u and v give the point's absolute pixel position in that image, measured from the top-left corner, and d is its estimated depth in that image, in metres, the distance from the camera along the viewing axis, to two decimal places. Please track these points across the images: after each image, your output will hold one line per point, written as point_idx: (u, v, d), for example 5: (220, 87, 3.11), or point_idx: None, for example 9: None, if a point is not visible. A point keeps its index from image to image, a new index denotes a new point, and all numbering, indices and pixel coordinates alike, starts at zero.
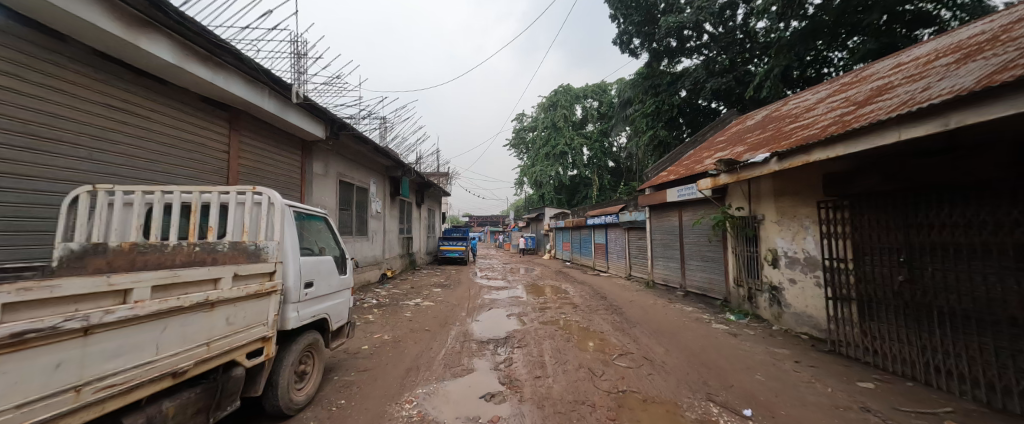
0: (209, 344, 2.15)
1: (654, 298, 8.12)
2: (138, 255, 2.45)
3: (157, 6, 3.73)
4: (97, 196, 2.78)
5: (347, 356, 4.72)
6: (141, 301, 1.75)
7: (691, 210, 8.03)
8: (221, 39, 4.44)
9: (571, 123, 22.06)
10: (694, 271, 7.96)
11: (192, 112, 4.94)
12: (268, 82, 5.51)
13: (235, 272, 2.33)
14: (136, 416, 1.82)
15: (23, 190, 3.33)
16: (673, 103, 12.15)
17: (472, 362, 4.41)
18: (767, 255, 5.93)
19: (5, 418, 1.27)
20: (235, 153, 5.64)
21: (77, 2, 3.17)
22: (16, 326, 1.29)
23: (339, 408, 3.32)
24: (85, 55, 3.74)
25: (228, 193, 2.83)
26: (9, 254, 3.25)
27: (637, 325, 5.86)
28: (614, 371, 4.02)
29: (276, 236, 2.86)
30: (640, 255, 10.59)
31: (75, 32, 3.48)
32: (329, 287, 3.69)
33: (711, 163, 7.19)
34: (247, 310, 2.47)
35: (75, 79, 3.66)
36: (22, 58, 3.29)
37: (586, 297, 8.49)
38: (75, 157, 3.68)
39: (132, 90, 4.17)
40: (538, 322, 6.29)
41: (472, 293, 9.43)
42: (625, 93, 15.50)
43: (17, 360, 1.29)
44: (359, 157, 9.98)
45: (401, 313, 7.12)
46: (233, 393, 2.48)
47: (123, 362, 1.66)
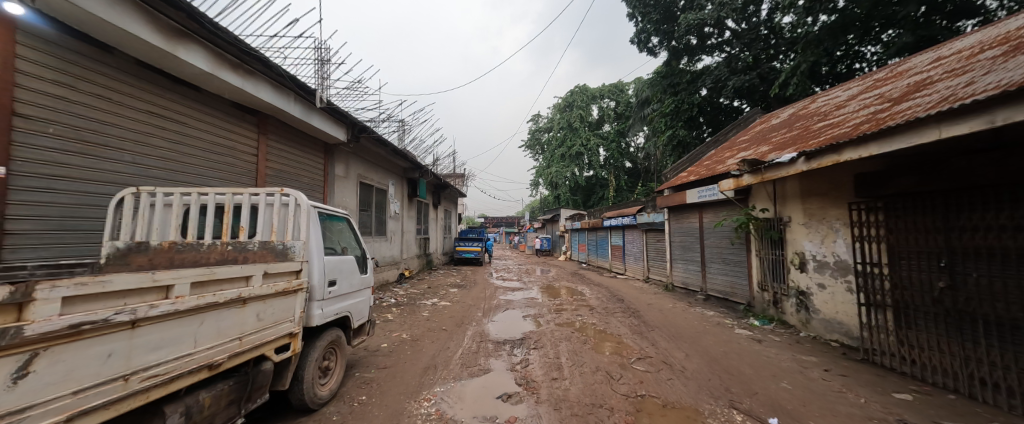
0: (241, 338, 2.26)
1: (673, 301, 7.96)
2: (177, 253, 2.59)
3: (193, 17, 3.97)
4: (140, 197, 2.95)
5: (368, 353, 4.85)
6: (181, 296, 1.85)
7: (712, 212, 7.83)
8: (251, 48, 4.67)
9: (588, 123, 21.87)
10: (715, 274, 7.76)
11: (223, 117, 5.18)
12: (294, 88, 5.74)
13: (265, 270, 2.45)
14: (176, 406, 1.93)
15: (77, 192, 3.59)
16: (692, 102, 11.87)
17: (488, 362, 4.45)
18: (793, 259, 5.73)
19: (61, 404, 1.37)
20: (263, 156, 5.89)
21: (122, 15, 3.43)
22: (73, 317, 1.38)
23: (360, 404, 3.42)
24: (129, 65, 3.99)
25: (259, 195, 2.97)
26: (62, 251, 3.50)
27: (655, 329, 5.75)
28: (631, 375, 3.97)
29: (302, 235, 2.98)
30: (658, 258, 10.40)
31: (121, 44, 3.74)
32: (351, 286, 3.80)
33: (733, 163, 6.99)
34: (275, 307, 2.58)
35: (119, 88, 3.91)
36: (77, 70, 3.56)
37: (602, 300, 8.40)
38: (122, 161, 3.94)
39: (170, 98, 4.42)
40: (554, 323, 6.28)
41: (488, 293, 9.50)
42: (642, 93, 15.27)
43: (74, 349, 1.38)
44: (379, 159, 10.21)
45: (419, 312, 7.25)
46: (262, 387, 2.59)
47: (165, 353, 1.77)
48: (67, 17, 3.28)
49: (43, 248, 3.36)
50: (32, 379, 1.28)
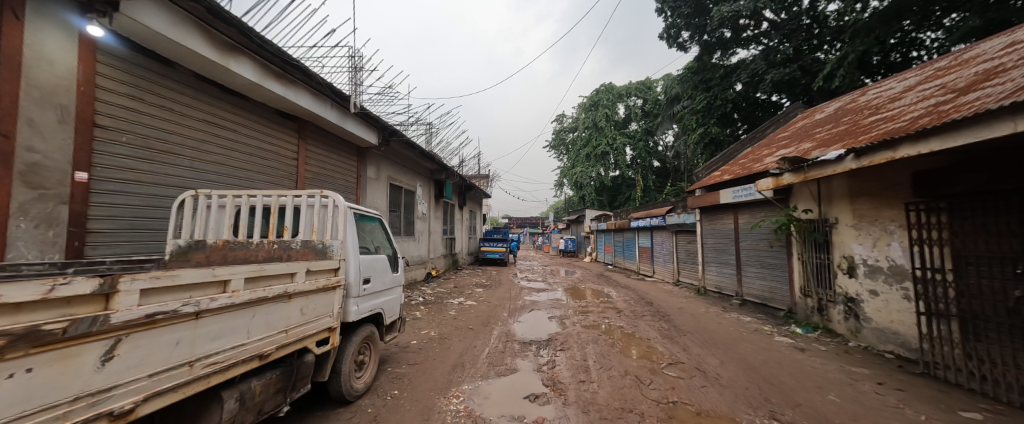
0: (288, 331, 2.42)
1: (706, 306, 7.65)
2: (230, 251, 2.80)
3: (242, 32, 4.28)
4: (198, 199, 3.21)
5: (399, 349, 5.02)
6: (237, 291, 2.01)
7: (748, 213, 7.47)
8: (293, 59, 4.97)
9: (614, 122, 21.43)
10: (752, 279, 7.39)
11: (268, 124, 5.54)
12: (331, 95, 6.05)
13: (307, 267, 2.61)
14: (232, 391, 2.09)
15: (146, 195, 3.97)
16: (726, 97, 11.33)
17: (515, 362, 4.48)
18: (841, 263, 5.36)
19: (138, 385, 1.50)
20: (303, 160, 6.24)
21: (183, 33, 3.78)
22: (149, 307, 1.51)
23: (393, 398, 3.55)
24: (188, 77, 4.35)
25: (300, 197, 3.16)
26: (133, 248, 3.87)
27: (687, 334, 5.56)
28: (663, 380, 3.86)
29: (340, 235, 3.13)
30: (689, 260, 10.03)
31: (181, 58, 4.08)
32: (384, 283, 3.96)
33: (772, 161, 6.64)
34: (316, 302, 2.74)
35: (179, 98, 4.27)
36: (144, 84, 3.92)
37: (630, 302, 8.21)
38: (182, 167, 4.31)
39: (222, 107, 4.78)
40: (580, 325, 6.21)
41: (513, 294, 9.53)
42: (671, 90, 14.78)
43: (150, 336, 1.53)
44: (407, 161, 10.51)
45: (446, 311, 7.40)
46: (305, 378, 2.75)
47: (223, 343, 1.92)
48: (137, 35, 3.63)
49: (117, 245, 3.73)
50: (117, 363, 1.41)
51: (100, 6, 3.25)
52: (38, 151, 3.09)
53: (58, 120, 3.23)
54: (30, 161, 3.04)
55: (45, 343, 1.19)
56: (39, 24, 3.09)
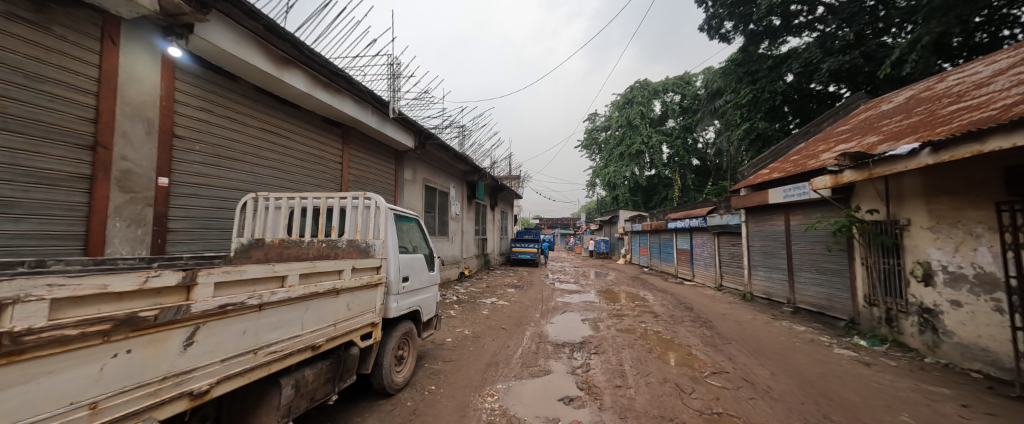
0: (336, 325, 2.58)
1: (753, 312, 7.17)
2: (285, 249, 3.13)
3: (296, 46, 4.64)
4: (258, 201, 3.49)
5: (434, 346, 5.18)
6: (293, 286, 2.17)
7: (802, 213, 6.92)
8: (339, 69, 5.30)
9: (649, 120, 20.65)
10: (806, 285, 6.83)
11: (316, 131, 5.94)
12: (372, 101, 6.38)
13: (353, 265, 2.76)
14: (289, 379, 2.26)
15: (216, 197, 4.40)
16: (775, 90, 10.53)
17: (548, 364, 4.46)
18: (914, 270, 4.83)
19: (212, 369, 1.64)
20: (346, 164, 6.62)
21: (245, 49, 4.16)
22: (221, 299, 1.65)
23: (431, 393, 3.66)
24: (250, 90, 4.78)
25: (345, 199, 3.36)
26: (205, 245, 4.30)
27: (733, 342, 5.25)
28: (706, 390, 3.67)
29: (381, 234, 3.28)
30: (733, 264, 9.46)
31: (243, 73, 4.49)
32: (421, 281, 4.10)
33: (830, 157, 6.11)
34: (361, 298, 2.91)
35: (242, 110, 4.69)
36: (213, 97, 4.34)
37: (668, 307, 7.89)
38: (245, 171, 4.74)
39: (277, 116, 5.18)
40: (614, 329, 6.05)
41: (545, 295, 9.49)
42: (712, 85, 14.03)
43: (222, 325, 1.67)
44: (441, 163, 10.78)
45: (479, 310, 7.51)
46: (351, 369, 2.91)
47: (280, 334, 2.07)
48: (208, 53, 4.03)
49: (191, 243, 4.15)
50: (196, 348, 1.56)
51: (180, 29, 3.66)
52: (130, 159, 3.52)
53: (145, 131, 3.65)
54: (123, 168, 3.47)
55: (141, 328, 1.32)
56: (129, 47, 3.52)
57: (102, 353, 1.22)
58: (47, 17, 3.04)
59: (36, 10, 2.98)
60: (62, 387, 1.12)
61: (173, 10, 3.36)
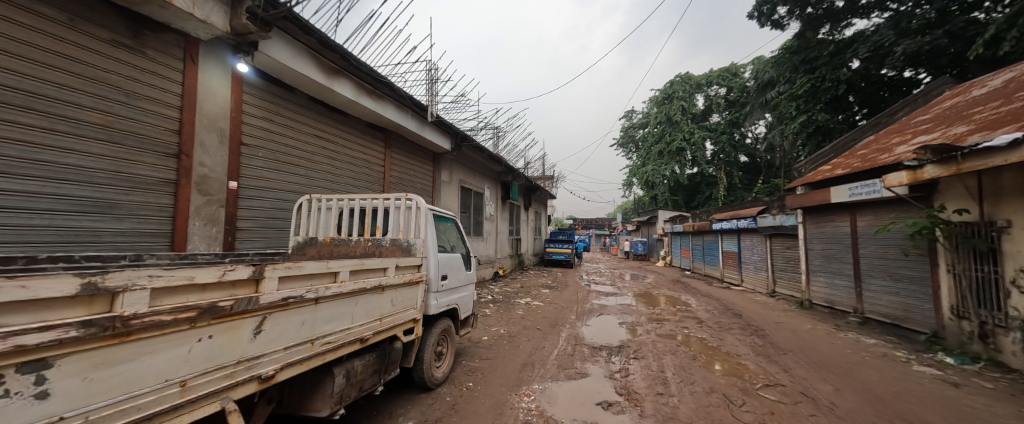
0: (381, 319, 2.72)
1: (812, 322, 6.58)
2: (335, 247, 3.39)
3: (344, 57, 4.95)
4: (312, 202, 3.73)
5: (471, 343, 5.29)
6: (344, 281, 2.31)
7: (871, 214, 6.24)
8: (382, 76, 5.60)
9: (691, 115, 19.62)
10: (877, 293, 6.15)
11: (362, 136, 6.29)
12: (411, 106, 6.65)
13: (397, 263, 2.90)
14: (340, 369, 2.41)
15: (276, 199, 4.80)
16: (838, 78, 9.58)
17: (585, 366, 4.39)
18: (1015, 279, 4.20)
19: (277, 356, 1.80)
20: (388, 166, 6.95)
21: (300, 62, 4.50)
22: (285, 292, 1.80)
23: (469, 389, 3.75)
24: (304, 100, 5.16)
25: (389, 200, 3.52)
26: (267, 243, 4.71)
27: (789, 353, 4.84)
28: (758, 403, 3.43)
29: (422, 234, 3.39)
30: (788, 268, 8.73)
31: (298, 83, 4.86)
32: (458, 280, 4.20)
33: (906, 151, 5.46)
34: (404, 294, 3.04)
35: (298, 117, 5.07)
36: (274, 107, 4.74)
37: (713, 313, 7.44)
38: (300, 175, 5.13)
39: (327, 123, 5.55)
40: (654, 334, 5.82)
41: (580, 296, 9.35)
42: (762, 75, 13.07)
43: (285, 316, 1.83)
44: (476, 165, 10.97)
45: (514, 310, 7.55)
46: (394, 362, 3.05)
47: (333, 326, 2.22)
48: (268, 66, 4.40)
49: (256, 240, 4.56)
50: (265, 336, 1.71)
51: (246, 46, 4.04)
52: (206, 166, 3.95)
53: (219, 140, 4.07)
54: (201, 173, 3.90)
55: (221, 317, 1.47)
56: (205, 64, 3.94)
57: (189, 338, 1.37)
58: (142, 43, 3.46)
59: (134, 37, 3.41)
60: (163, 366, 1.28)
61: (241, 29, 3.73)
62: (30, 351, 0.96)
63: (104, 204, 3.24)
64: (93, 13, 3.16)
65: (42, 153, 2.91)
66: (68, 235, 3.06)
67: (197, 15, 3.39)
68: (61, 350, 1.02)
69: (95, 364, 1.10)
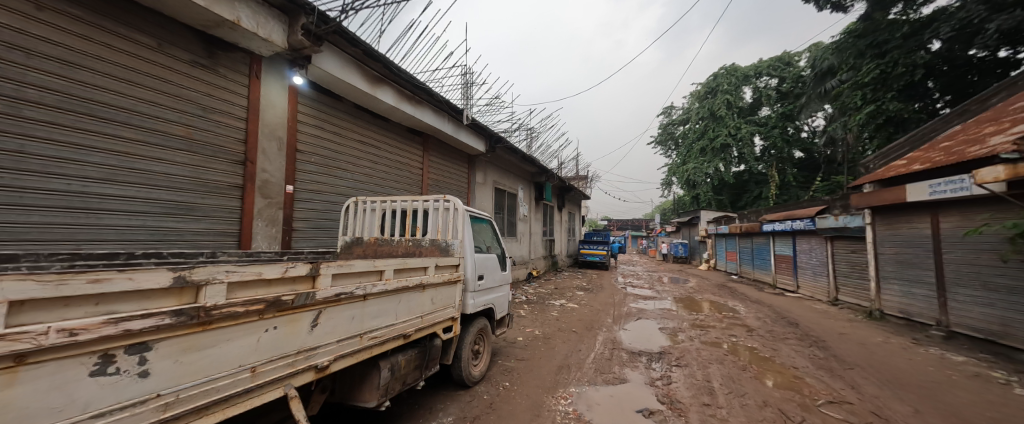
0: (422, 317, 2.83)
1: (883, 334, 5.93)
2: (380, 247, 3.57)
3: (386, 66, 5.20)
4: (358, 204, 3.93)
5: (507, 343, 5.34)
6: (389, 279, 2.42)
7: (961, 214, 5.50)
8: (421, 83, 5.82)
9: (738, 109, 18.40)
10: (968, 304, 5.41)
11: (402, 140, 6.57)
12: (448, 110, 6.85)
13: (436, 262, 3.00)
14: (386, 363, 2.53)
15: (326, 201, 5.14)
16: (914, 62, 8.54)
17: (624, 372, 4.26)
18: None
19: (331, 348, 1.92)
20: (426, 169, 7.20)
21: (348, 72, 4.80)
22: (338, 288, 1.93)
23: (506, 389, 3.78)
24: (351, 107, 5.48)
25: (428, 202, 3.64)
26: (318, 242, 5.05)
27: (856, 368, 4.38)
28: (820, 420, 3.15)
29: (459, 234, 3.48)
30: (853, 274, 7.92)
31: (346, 93, 5.17)
32: (495, 280, 4.25)
33: (1003, 142, 4.77)
34: (444, 293, 3.14)
35: (345, 124, 5.40)
36: (325, 116, 5.08)
37: (764, 320, 6.92)
38: (347, 178, 5.45)
39: (370, 128, 5.85)
40: (698, 341, 5.52)
41: (617, 299, 9.09)
42: (821, 63, 11.97)
43: (338, 310, 1.95)
44: (509, 166, 11.05)
45: (549, 312, 7.51)
46: (434, 358, 3.15)
47: (380, 321, 2.34)
48: (320, 78, 4.74)
49: (309, 240, 4.91)
50: (321, 328, 1.84)
51: (301, 61, 4.37)
52: (267, 171, 4.32)
53: (278, 148, 4.44)
54: (263, 178, 4.27)
55: (284, 309, 1.60)
56: (266, 78, 4.32)
57: (259, 328, 1.50)
58: (215, 61, 3.86)
59: (208, 57, 3.80)
60: (236, 352, 1.42)
61: (297, 45, 4.05)
62: (135, 334, 1.10)
63: (184, 206, 3.63)
64: (177, 37, 3.56)
65: (138, 163, 3.31)
66: (156, 233, 3.45)
67: (260, 34, 3.73)
68: (158, 335, 1.16)
69: (186, 349, 1.24)
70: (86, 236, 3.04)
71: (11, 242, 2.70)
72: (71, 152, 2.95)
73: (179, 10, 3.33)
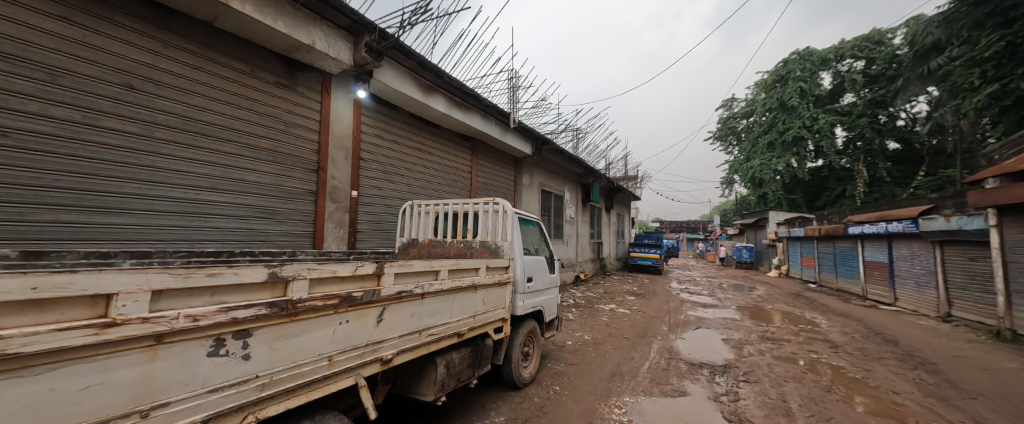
0: (475, 317, 2.90)
1: (1016, 359, 4.89)
2: (433, 248, 3.74)
3: (439, 76, 5.45)
4: (414, 207, 4.15)
5: (556, 347, 5.28)
6: (443, 279, 2.52)
7: None
8: (470, 89, 6.01)
9: (814, 97, 16.40)
10: None
11: (452, 145, 6.83)
12: (496, 114, 7.00)
13: (487, 263, 3.06)
14: (442, 359, 2.63)
15: (386, 204, 5.50)
16: None
17: (682, 384, 4.00)
18: None
19: (394, 342, 2.05)
20: (474, 172, 7.41)
21: (404, 83, 5.12)
22: (400, 287, 2.05)
23: (556, 393, 3.74)
24: (407, 117, 5.82)
25: (478, 204, 3.74)
26: (378, 243, 5.42)
27: (979, 399, 3.66)
28: None
29: (508, 236, 3.53)
30: (974, 286, 6.68)
31: (402, 103, 5.51)
32: (544, 283, 4.25)
33: None
34: (495, 293, 3.20)
35: (401, 132, 5.75)
36: (384, 125, 5.45)
37: (852, 336, 6.07)
38: (403, 183, 5.80)
39: (424, 135, 6.16)
40: (769, 356, 5.00)
41: (672, 306, 8.56)
42: (925, 39, 10.24)
43: (400, 307, 2.08)
44: (556, 167, 10.97)
45: (598, 316, 7.29)
46: (486, 358, 3.21)
47: (437, 319, 2.45)
48: (380, 90, 5.11)
49: (370, 241, 5.29)
50: (385, 323, 1.98)
51: (364, 75, 4.74)
52: (336, 178, 4.75)
53: (345, 156, 4.86)
54: (333, 184, 4.70)
55: (355, 304, 1.75)
56: (335, 93, 4.76)
57: (336, 320, 1.66)
58: (295, 81, 4.33)
59: (289, 77, 4.28)
60: (316, 341, 1.57)
61: (361, 61, 4.41)
62: (241, 322, 1.27)
63: (272, 211, 4.12)
64: (264, 62, 4.06)
65: (234, 173, 3.81)
66: (249, 234, 3.95)
67: (331, 54, 4.12)
68: (257, 323, 1.33)
69: (277, 337, 1.41)
70: (197, 236, 3.58)
71: (145, 241, 3.26)
72: (186, 165, 3.48)
73: (266, 38, 3.79)
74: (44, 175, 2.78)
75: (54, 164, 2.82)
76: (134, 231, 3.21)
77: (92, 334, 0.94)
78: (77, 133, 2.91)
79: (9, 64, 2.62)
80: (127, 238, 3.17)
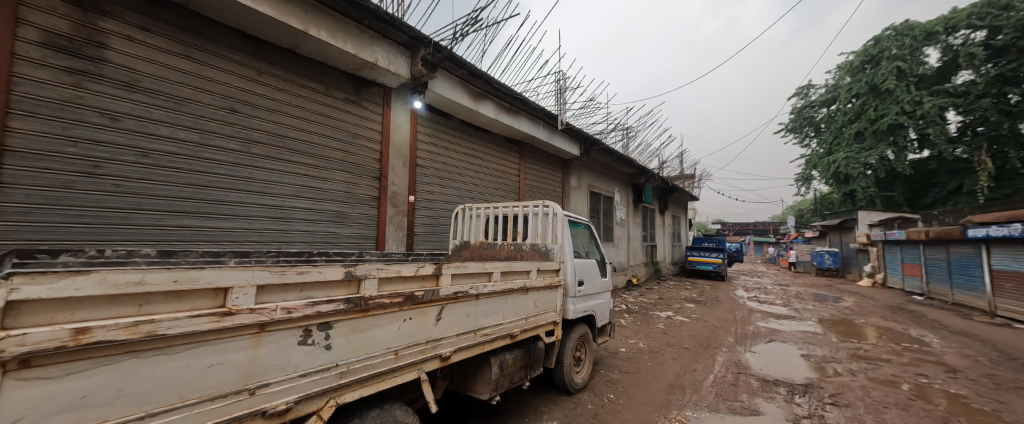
0: (526, 319, 2.92)
1: None
2: (484, 250, 3.82)
3: (488, 82, 5.60)
4: (466, 210, 4.30)
5: (609, 353, 5.12)
6: (496, 280, 2.57)
7: None
8: (519, 94, 6.09)
9: (916, 78, 14.05)
10: None
11: (501, 149, 6.97)
12: (544, 117, 7.01)
13: (538, 266, 3.07)
14: (496, 359, 2.68)
15: (440, 208, 5.77)
16: None
17: (754, 402, 3.65)
18: None
19: (451, 340, 2.13)
20: (523, 175, 7.48)
21: (455, 92, 5.35)
22: (456, 287, 2.13)
23: (610, 401, 3.63)
24: (458, 124, 6.06)
25: (528, 207, 3.76)
26: (433, 244, 5.69)
27: None
28: None
29: (558, 239, 3.52)
30: None
31: (454, 110, 5.75)
32: (595, 287, 4.15)
33: None
34: (546, 296, 3.21)
35: (453, 139, 5.99)
36: (438, 132, 5.73)
37: (975, 360, 5.06)
38: (455, 187, 6.04)
39: (474, 141, 6.36)
40: (862, 377, 4.36)
41: (739, 316, 7.83)
42: None
43: (456, 306, 2.16)
44: (605, 168, 10.66)
45: (654, 324, 6.91)
46: (538, 360, 3.21)
47: (491, 319, 2.50)
48: (434, 100, 5.39)
49: (426, 242, 5.58)
50: (443, 322, 2.07)
51: (420, 87, 5.03)
52: (396, 184, 5.09)
53: (403, 163, 5.20)
54: (393, 190, 5.04)
55: (416, 302, 1.85)
56: (394, 105, 5.11)
57: (400, 317, 1.78)
58: (360, 97, 4.73)
59: (355, 93, 4.69)
60: (384, 335, 1.69)
61: (417, 74, 4.69)
62: (324, 315, 1.43)
63: (342, 215, 4.53)
64: (336, 81, 4.49)
65: (313, 181, 4.26)
66: (324, 237, 4.38)
67: (391, 70, 4.44)
68: (336, 317, 1.47)
69: (352, 330, 1.55)
70: (283, 238, 4.05)
71: (243, 242, 3.76)
72: (274, 175, 3.96)
73: (337, 59, 4.19)
74: (172, 187, 3.35)
75: (180, 178, 3.38)
76: (235, 234, 3.72)
77: (213, 321, 1.11)
78: (195, 151, 3.45)
79: (149, 97, 3.21)
80: (230, 239, 3.68)
